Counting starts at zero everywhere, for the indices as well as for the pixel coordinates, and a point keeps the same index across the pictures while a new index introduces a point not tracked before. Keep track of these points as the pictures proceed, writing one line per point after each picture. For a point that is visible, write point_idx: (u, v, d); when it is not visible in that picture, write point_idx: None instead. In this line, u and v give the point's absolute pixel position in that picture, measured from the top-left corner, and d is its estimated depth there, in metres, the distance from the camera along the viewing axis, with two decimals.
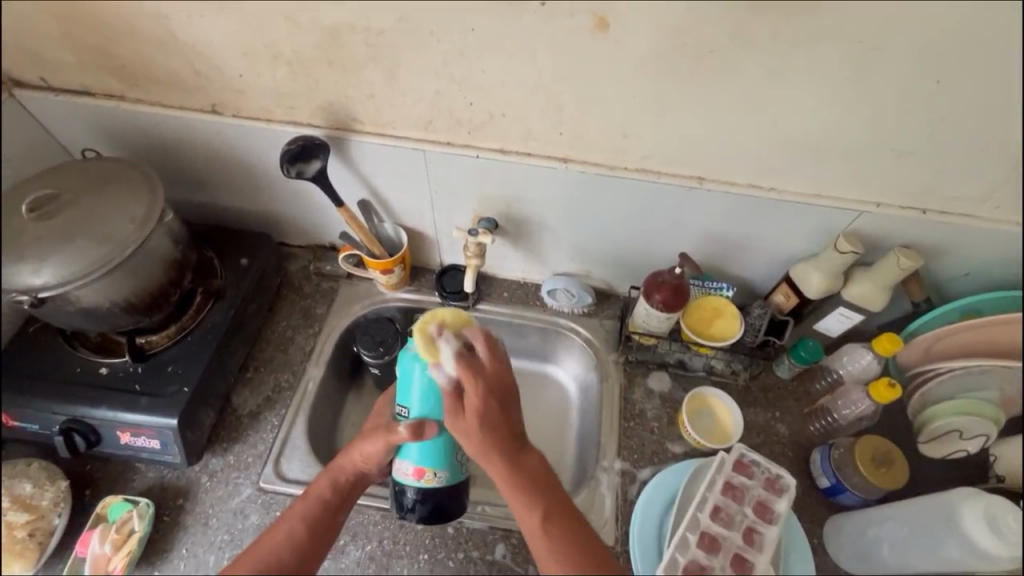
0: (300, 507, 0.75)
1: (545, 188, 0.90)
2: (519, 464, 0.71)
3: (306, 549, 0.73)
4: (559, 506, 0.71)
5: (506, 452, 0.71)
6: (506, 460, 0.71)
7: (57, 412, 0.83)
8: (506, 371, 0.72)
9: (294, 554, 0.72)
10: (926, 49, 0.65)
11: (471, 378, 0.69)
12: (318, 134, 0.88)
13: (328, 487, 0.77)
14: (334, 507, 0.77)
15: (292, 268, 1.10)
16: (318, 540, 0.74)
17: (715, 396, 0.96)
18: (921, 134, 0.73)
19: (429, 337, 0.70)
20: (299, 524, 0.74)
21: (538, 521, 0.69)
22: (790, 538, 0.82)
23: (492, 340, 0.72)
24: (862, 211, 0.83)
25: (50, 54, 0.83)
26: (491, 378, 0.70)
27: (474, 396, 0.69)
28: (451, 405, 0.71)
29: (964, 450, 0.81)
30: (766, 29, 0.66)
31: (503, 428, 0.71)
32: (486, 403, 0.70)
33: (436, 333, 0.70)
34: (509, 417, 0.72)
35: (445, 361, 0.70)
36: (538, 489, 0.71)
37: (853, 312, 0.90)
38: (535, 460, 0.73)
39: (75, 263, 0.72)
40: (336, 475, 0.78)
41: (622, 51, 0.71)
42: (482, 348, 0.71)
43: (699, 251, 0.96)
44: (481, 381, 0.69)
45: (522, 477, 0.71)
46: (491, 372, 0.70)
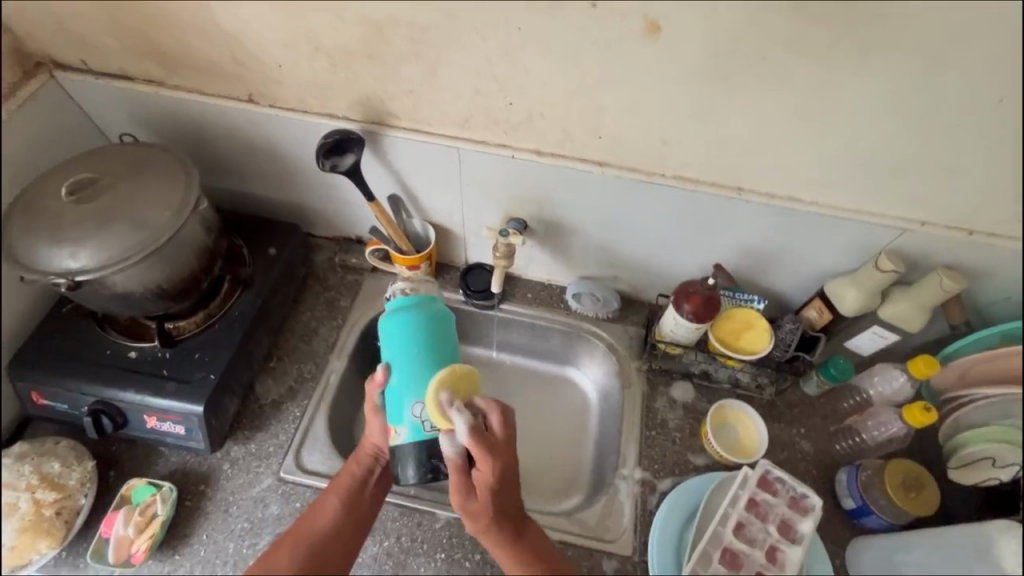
0: (333, 488, 0.79)
1: (579, 191, 0.89)
2: (520, 539, 0.76)
3: (343, 531, 0.76)
4: (554, 568, 0.76)
5: (508, 528, 0.75)
6: (508, 534, 0.75)
7: (87, 394, 0.84)
8: (512, 452, 0.74)
9: (332, 532, 0.76)
10: (990, 64, 0.62)
11: (486, 453, 0.71)
12: (353, 128, 0.87)
13: (357, 468, 0.81)
14: (366, 488, 0.80)
15: (317, 259, 1.10)
16: (353, 518, 0.78)
17: (716, 406, 0.95)
18: (976, 152, 0.70)
19: (441, 407, 0.72)
20: (336, 502, 0.78)
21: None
22: (813, 557, 0.81)
23: (505, 411, 0.74)
24: (905, 229, 0.81)
25: (93, 38, 0.83)
26: (503, 452, 0.73)
27: (485, 472, 0.72)
28: (459, 482, 0.74)
29: (994, 480, 0.70)
30: (823, 37, 0.64)
31: (507, 502, 0.75)
32: (493, 486, 0.73)
33: (447, 402, 0.72)
34: (512, 500, 0.76)
35: (457, 431, 0.71)
36: (534, 556, 0.76)
37: (887, 332, 0.88)
38: (531, 532, 0.78)
39: (110, 248, 0.72)
40: (362, 456, 0.82)
41: (670, 56, 0.70)
42: (497, 422, 0.73)
43: (731, 261, 0.95)
44: (495, 454, 0.72)
45: (524, 552, 0.75)
46: (503, 450, 0.73)
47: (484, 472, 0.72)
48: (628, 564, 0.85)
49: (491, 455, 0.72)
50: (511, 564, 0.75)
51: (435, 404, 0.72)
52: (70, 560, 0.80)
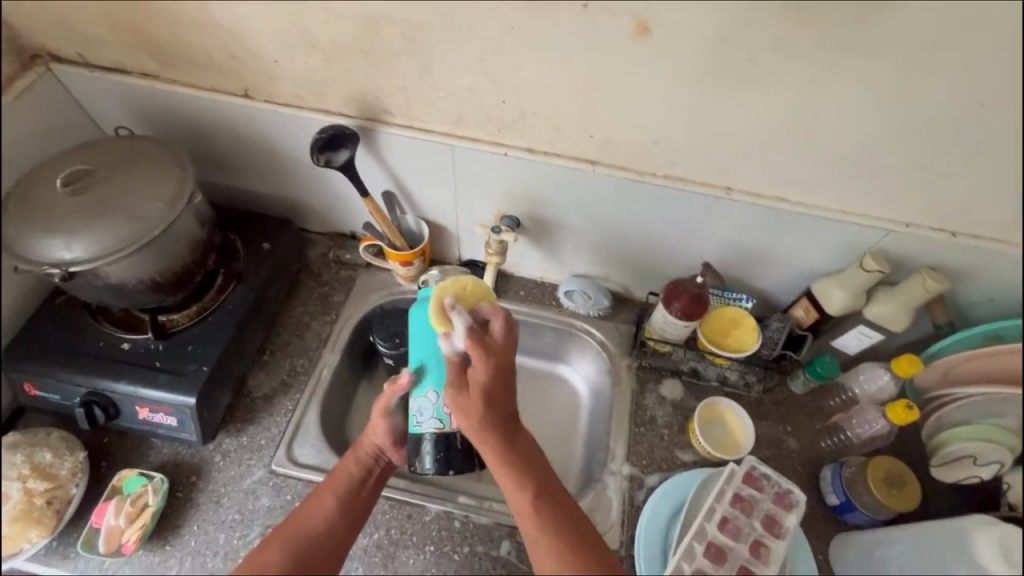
0: (328, 486, 0.79)
1: (570, 189, 0.90)
2: (514, 442, 0.73)
3: (337, 527, 0.75)
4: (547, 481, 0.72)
5: (503, 429, 0.73)
6: (501, 432, 0.73)
7: (80, 385, 0.84)
8: (511, 358, 0.75)
9: (327, 528, 0.75)
10: (969, 68, 0.64)
11: (479, 347, 0.73)
12: (348, 124, 0.88)
13: (355, 466, 0.81)
14: (362, 488, 0.80)
15: (312, 254, 1.11)
16: (349, 517, 0.77)
17: (704, 406, 0.96)
18: (958, 156, 0.72)
19: (443, 309, 0.77)
20: (331, 500, 0.77)
21: (531, 501, 0.70)
22: (796, 553, 0.82)
23: (508, 319, 0.76)
24: (890, 230, 0.82)
25: (89, 31, 0.84)
26: (502, 352, 0.74)
27: (480, 370, 0.73)
28: (456, 376, 0.75)
29: (975, 476, 0.75)
30: (809, 40, 0.66)
31: (502, 403, 0.74)
32: (487, 380, 0.73)
33: (450, 306, 0.77)
34: (509, 409, 0.75)
35: (456, 332, 0.76)
36: (530, 465, 0.73)
37: (873, 331, 0.89)
38: (526, 440, 0.75)
39: (105, 239, 0.73)
40: (360, 455, 0.82)
41: (659, 56, 0.71)
42: (498, 327, 0.75)
43: (720, 261, 0.96)
44: (490, 351, 0.73)
45: (517, 454, 0.72)
46: (501, 351, 0.74)
47: (481, 362, 0.73)
48: (615, 558, 0.86)
49: (487, 352, 0.73)
50: (502, 468, 0.72)
51: (438, 307, 0.78)
52: (60, 550, 0.80)
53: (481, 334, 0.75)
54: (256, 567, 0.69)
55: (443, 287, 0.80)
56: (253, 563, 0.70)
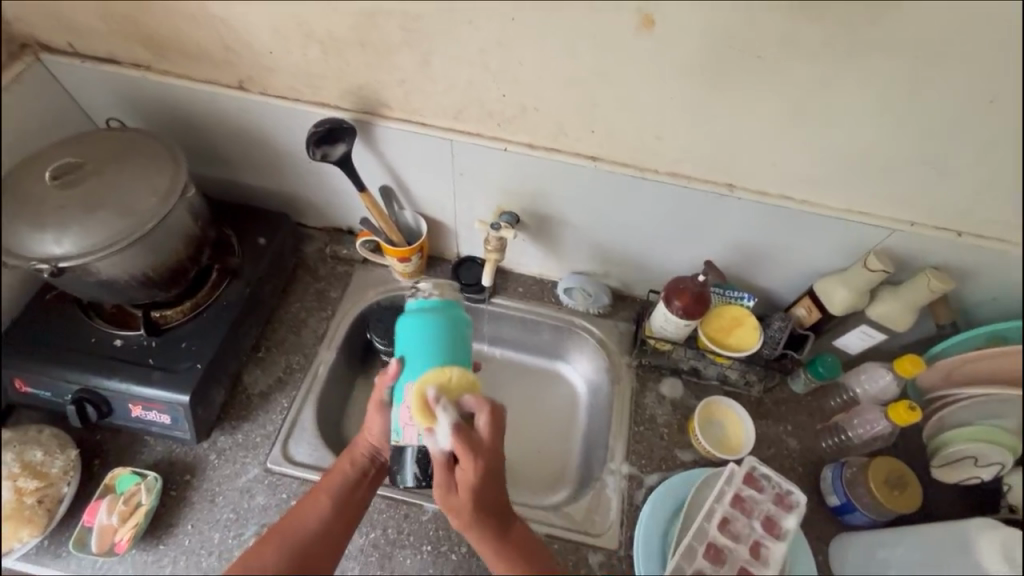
0: (323, 489, 0.78)
1: (571, 185, 0.88)
2: (502, 531, 0.72)
3: (330, 532, 0.74)
4: (543, 562, 0.73)
5: (497, 526, 0.71)
6: (490, 527, 0.71)
7: (71, 382, 0.83)
8: (499, 453, 0.69)
9: (320, 532, 0.74)
10: (980, 66, 0.63)
11: (466, 452, 0.67)
12: (345, 117, 0.86)
13: (349, 468, 0.79)
14: (357, 488, 0.79)
15: (308, 250, 1.09)
16: (342, 520, 0.76)
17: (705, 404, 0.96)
18: (967, 154, 0.70)
19: (426, 404, 0.68)
20: (326, 502, 0.76)
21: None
22: (796, 554, 0.82)
23: (495, 412, 0.69)
24: (895, 229, 0.81)
25: (79, 20, 0.82)
26: (489, 453, 0.68)
27: (468, 472, 0.67)
28: (443, 478, 0.69)
29: (976, 477, 0.79)
30: (818, 35, 0.64)
31: (492, 497, 0.70)
32: (476, 487, 0.68)
33: (433, 399, 0.67)
34: (500, 499, 0.71)
35: (440, 432, 0.67)
36: (524, 556, 0.72)
37: (875, 331, 0.88)
38: (518, 530, 0.73)
39: (95, 234, 0.72)
40: (356, 457, 0.80)
41: (664, 50, 0.69)
42: (484, 424, 0.68)
43: (722, 258, 0.95)
44: (476, 455, 0.67)
45: (507, 548, 0.71)
46: (487, 451, 0.68)
47: (471, 479, 0.67)
48: (613, 558, 0.85)
49: (474, 453, 0.67)
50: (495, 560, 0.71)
51: (421, 399, 0.68)
52: (51, 549, 0.79)
53: (469, 444, 0.67)
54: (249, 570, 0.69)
55: (424, 377, 0.69)
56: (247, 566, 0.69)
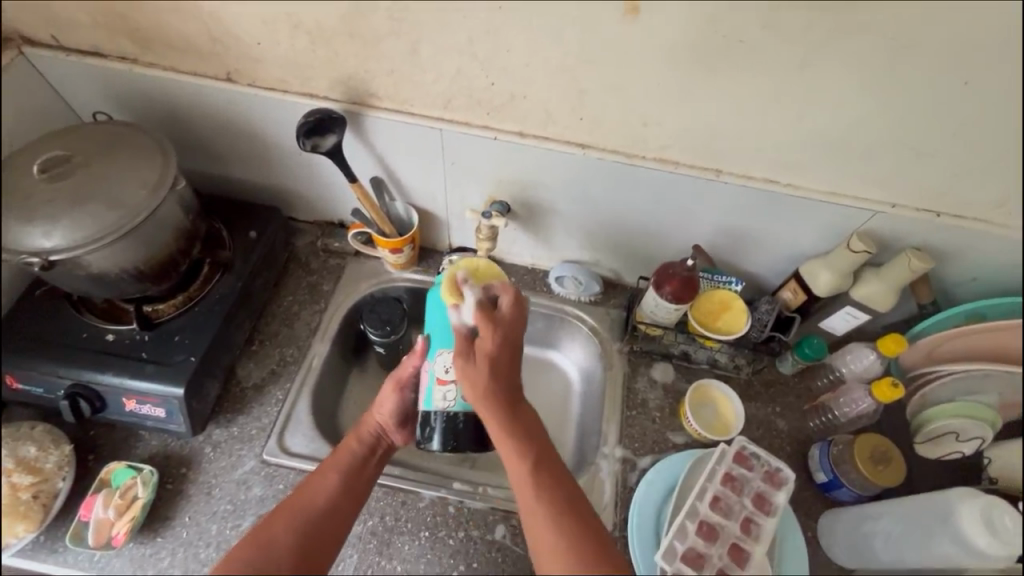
0: (332, 464, 0.79)
1: (560, 173, 0.89)
2: (516, 416, 0.73)
3: (340, 505, 0.76)
4: (550, 459, 0.72)
5: (506, 403, 0.73)
6: (506, 405, 0.73)
7: (63, 377, 0.82)
8: (518, 334, 0.76)
9: (330, 505, 0.75)
10: (956, 49, 0.65)
11: (487, 320, 0.75)
12: (335, 108, 0.86)
13: (357, 445, 0.82)
14: (365, 465, 0.81)
15: (300, 243, 1.09)
16: (351, 494, 0.77)
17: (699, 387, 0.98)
18: (945, 136, 0.72)
19: (455, 283, 0.82)
20: (334, 477, 0.78)
21: (530, 474, 0.70)
22: (785, 530, 0.84)
23: (517, 295, 0.78)
24: (877, 211, 0.83)
25: (63, 12, 0.81)
26: (508, 323, 0.75)
27: (487, 338, 0.74)
28: (464, 347, 0.76)
29: (957, 453, 0.83)
30: (798, 20, 0.66)
31: (506, 376, 0.74)
32: (492, 351, 0.74)
33: (462, 280, 0.82)
34: (515, 385, 0.75)
35: (465, 306, 0.79)
36: (533, 440, 0.72)
37: (860, 312, 0.90)
38: (531, 416, 0.75)
39: (86, 227, 0.71)
40: (363, 434, 0.84)
41: (650, 36, 0.70)
42: (506, 301, 0.77)
43: (711, 244, 0.96)
44: (496, 324, 0.75)
45: (519, 430, 0.72)
46: (507, 323, 0.76)
47: (488, 337, 0.74)
48: (608, 539, 0.86)
49: (494, 324, 0.75)
50: (506, 442, 0.72)
51: (450, 282, 0.82)
52: (47, 544, 0.79)
53: (488, 307, 0.77)
54: (261, 544, 0.69)
55: (455, 265, 0.85)
56: (257, 538, 0.70)
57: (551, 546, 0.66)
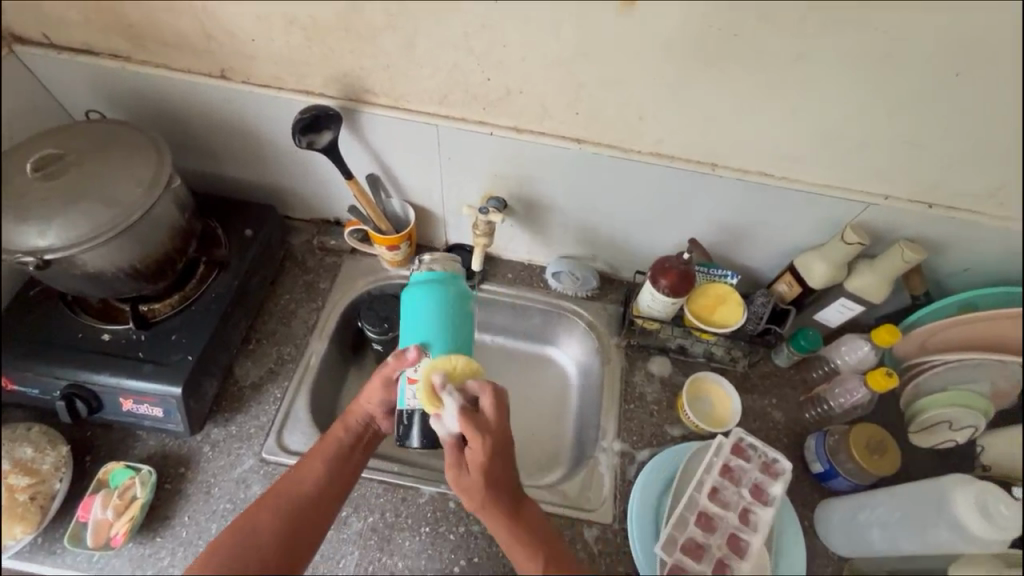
0: (319, 452, 0.80)
1: (557, 168, 0.90)
2: (514, 512, 0.74)
3: (326, 493, 0.76)
4: (558, 555, 0.72)
5: (506, 503, 0.74)
6: (504, 512, 0.73)
7: (59, 378, 0.82)
8: (504, 427, 0.75)
9: (315, 493, 0.75)
10: (947, 41, 0.65)
11: (470, 427, 0.73)
12: (330, 104, 0.86)
13: (343, 433, 0.82)
14: (351, 453, 0.81)
15: (296, 242, 1.09)
16: (337, 482, 0.78)
17: (694, 378, 0.98)
18: (937, 127, 0.73)
19: (433, 389, 0.75)
20: (320, 466, 0.78)
21: (540, 572, 0.70)
22: (783, 520, 0.85)
23: (497, 392, 0.76)
24: (871, 203, 0.84)
25: (54, 9, 0.80)
26: (494, 430, 0.74)
27: (477, 450, 0.73)
28: (455, 458, 0.76)
29: (952, 441, 0.82)
30: (792, 13, 0.66)
31: (503, 480, 0.74)
32: (484, 463, 0.73)
33: (440, 384, 0.75)
34: (512, 476, 0.75)
35: (448, 416, 0.75)
36: (535, 529, 0.74)
37: (855, 304, 0.90)
38: (531, 514, 0.75)
39: (81, 225, 0.71)
40: (350, 423, 0.83)
41: (644, 30, 0.71)
42: (487, 403, 0.75)
43: (706, 237, 0.97)
44: (484, 433, 0.73)
45: (523, 529, 0.73)
46: (494, 430, 0.74)
47: (478, 450, 0.73)
48: (608, 532, 0.87)
49: (482, 434, 0.73)
50: (510, 539, 0.72)
51: (427, 386, 0.75)
52: (45, 546, 0.79)
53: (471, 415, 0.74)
54: (245, 533, 0.70)
55: (427, 366, 0.77)
56: (240, 528, 0.71)
57: None
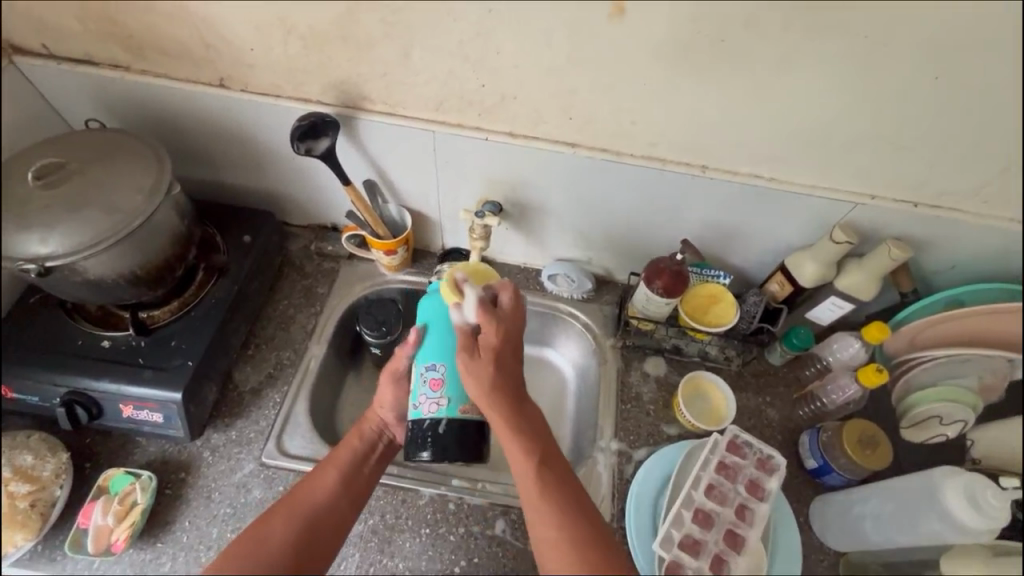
0: (334, 461, 0.81)
1: (552, 172, 0.91)
2: (520, 411, 0.74)
3: (340, 501, 0.77)
4: (556, 461, 0.73)
5: (510, 392, 0.74)
6: (509, 399, 0.74)
7: (59, 385, 0.82)
8: (519, 329, 0.79)
9: (329, 502, 0.77)
10: (926, 46, 0.68)
11: (489, 317, 0.77)
12: (328, 112, 0.87)
13: (358, 442, 0.84)
14: (364, 463, 0.83)
15: (294, 248, 1.10)
16: (351, 489, 0.79)
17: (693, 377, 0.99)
18: (919, 128, 0.75)
19: (455, 283, 0.82)
20: (335, 475, 0.79)
21: (535, 471, 0.71)
22: (778, 514, 0.86)
23: (516, 291, 0.81)
24: (858, 203, 0.86)
25: (54, 20, 0.82)
26: (509, 321, 0.78)
27: (491, 333, 0.77)
28: (467, 342, 0.78)
29: (941, 435, 0.84)
30: (777, 20, 0.68)
31: (509, 379, 0.76)
32: (496, 347, 0.76)
33: (462, 280, 0.83)
34: (517, 381, 0.76)
35: (467, 304, 0.80)
36: (539, 449, 0.73)
37: (844, 302, 0.92)
38: (534, 412, 0.75)
39: (81, 233, 0.72)
40: (365, 431, 0.86)
41: (634, 37, 0.73)
42: (506, 297, 0.79)
43: (699, 238, 0.99)
44: (498, 320, 0.77)
45: (524, 425, 0.73)
46: (508, 319, 0.78)
47: (493, 337, 0.76)
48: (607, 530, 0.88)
49: (496, 318, 0.77)
50: (511, 449, 0.72)
51: (450, 281, 0.83)
52: (46, 553, 0.79)
53: (491, 305, 0.79)
54: (259, 537, 0.71)
55: (454, 269, 0.88)
56: (257, 531, 0.72)
57: (550, 537, 0.68)
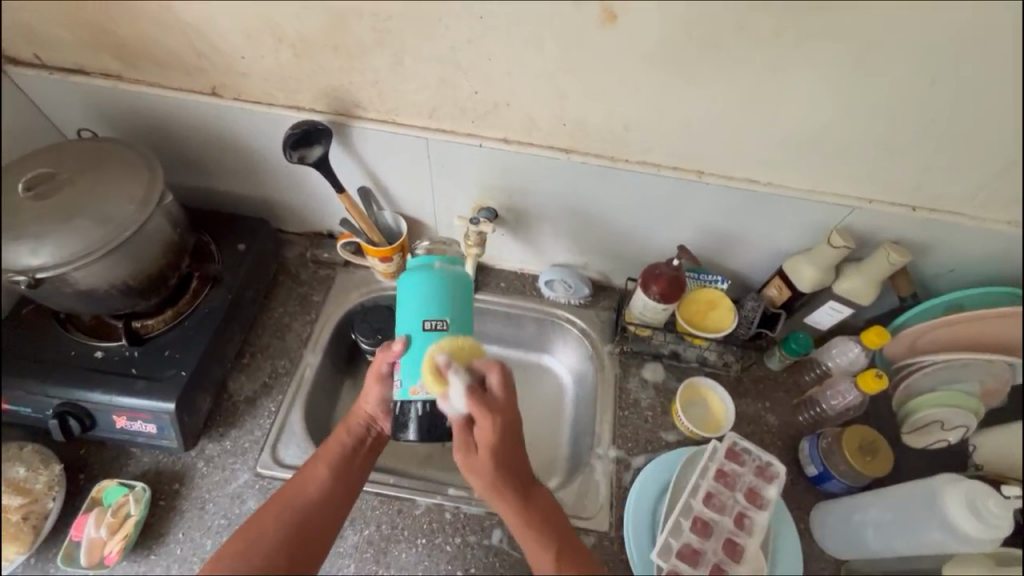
0: (322, 458, 0.79)
1: (546, 178, 0.91)
2: (530, 502, 0.74)
3: (331, 496, 0.76)
4: (570, 546, 0.72)
5: (516, 492, 0.74)
6: (517, 494, 0.74)
7: (51, 396, 0.82)
8: (512, 413, 0.74)
9: (320, 498, 0.75)
10: (920, 50, 0.67)
11: (481, 407, 0.72)
12: (320, 120, 0.87)
13: (346, 437, 0.82)
14: (354, 457, 0.81)
15: (289, 255, 1.09)
16: (343, 484, 0.78)
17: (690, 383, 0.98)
18: (915, 132, 0.75)
19: (438, 369, 0.73)
20: (324, 471, 0.78)
21: (551, 565, 0.70)
22: (778, 520, 0.85)
23: (506, 371, 0.74)
24: (855, 207, 0.85)
25: (45, 31, 0.81)
26: (503, 409, 0.73)
27: (487, 429, 0.72)
28: (463, 440, 0.76)
29: (942, 440, 0.86)
30: (768, 24, 0.68)
31: (512, 463, 0.74)
32: (495, 445, 0.73)
33: (444, 364, 0.73)
34: (519, 466, 0.75)
35: (453, 394, 0.72)
36: (551, 535, 0.72)
37: (843, 306, 0.91)
38: (542, 501, 0.75)
39: (73, 243, 0.71)
40: (352, 425, 0.84)
41: (626, 43, 0.72)
42: (495, 381, 0.73)
43: (695, 243, 0.98)
44: (492, 413, 0.72)
45: (535, 519, 0.73)
46: (502, 407, 0.73)
47: (490, 436, 0.72)
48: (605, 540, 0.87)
49: (491, 412, 0.72)
50: (523, 535, 0.72)
51: (432, 367, 0.73)
52: (38, 566, 0.78)
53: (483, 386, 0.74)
54: (250, 538, 0.70)
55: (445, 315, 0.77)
56: (249, 532, 0.70)
57: None
